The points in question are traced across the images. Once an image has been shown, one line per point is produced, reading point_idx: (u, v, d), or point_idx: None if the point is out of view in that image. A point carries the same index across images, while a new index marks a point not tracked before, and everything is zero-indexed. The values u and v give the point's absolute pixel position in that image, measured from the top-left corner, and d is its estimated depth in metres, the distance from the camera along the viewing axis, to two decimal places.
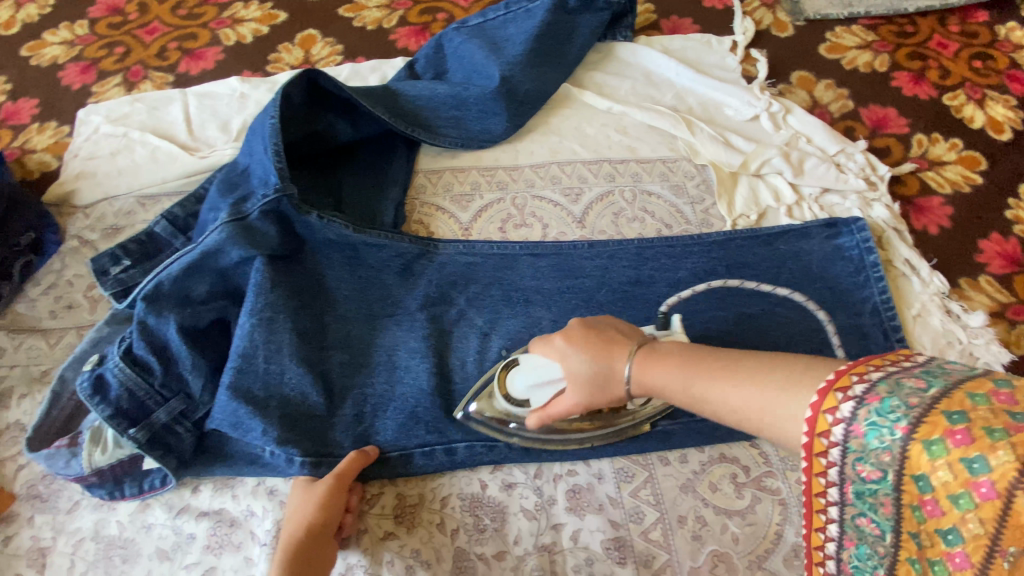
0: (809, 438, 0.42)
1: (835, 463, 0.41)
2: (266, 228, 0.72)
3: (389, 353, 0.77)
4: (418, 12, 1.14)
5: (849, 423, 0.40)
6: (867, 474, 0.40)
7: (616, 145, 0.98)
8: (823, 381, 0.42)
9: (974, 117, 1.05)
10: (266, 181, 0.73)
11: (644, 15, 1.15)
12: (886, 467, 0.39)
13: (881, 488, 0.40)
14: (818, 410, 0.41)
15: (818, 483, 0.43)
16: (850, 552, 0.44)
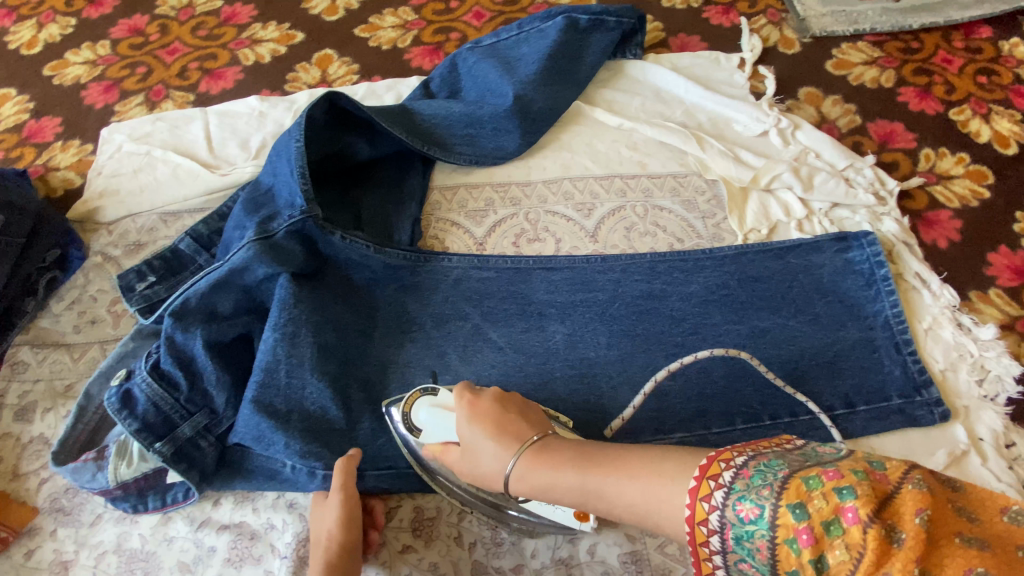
0: (691, 526, 0.45)
1: (721, 511, 0.43)
2: (291, 247, 0.75)
3: (402, 371, 0.80)
4: (432, 32, 1.17)
5: (730, 486, 0.44)
6: (748, 515, 0.42)
7: (627, 161, 1.01)
8: (699, 468, 0.47)
9: (980, 132, 1.07)
10: (292, 203, 0.76)
11: (653, 33, 1.18)
12: (764, 505, 0.41)
13: (757, 531, 0.41)
14: (709, 472, 0.46)
15: (701, 537, 0.45)
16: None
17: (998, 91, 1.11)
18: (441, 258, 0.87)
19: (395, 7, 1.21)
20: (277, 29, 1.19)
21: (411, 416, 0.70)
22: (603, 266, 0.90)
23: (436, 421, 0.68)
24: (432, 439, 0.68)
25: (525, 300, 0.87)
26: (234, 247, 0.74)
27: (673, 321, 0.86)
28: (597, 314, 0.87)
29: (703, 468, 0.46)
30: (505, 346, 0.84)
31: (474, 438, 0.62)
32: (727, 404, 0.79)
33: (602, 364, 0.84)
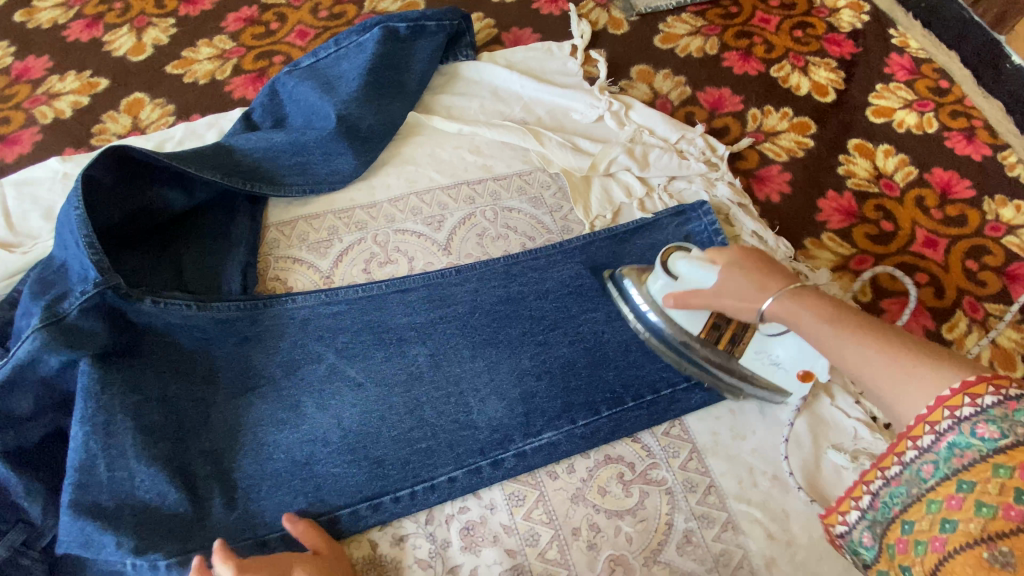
0: (916, 418, 0.47)
1: (952, 423, 0.45)
2: (91, 326, 0.68)
3: (253, 432, 0.75)
4: (253, 59, 1.12)
5: (986, 408, 0.43)
6: (982, 433, 0.43)
7: (471, 166, 0.99)
8: (959, 380, 0.45)
9: (800, 84, 1.11)
10: (85, 276, 0.69)
11: (485, 31, 1.17)
12: (1008, 434, 0.42)
13: (978, 445, 0.43)
14: (949, 401, 0.45)
15: (917, 430, 0.47)
16: (887, 491, 0.50)
17: (813, 42, 1.17)
18: (283, 299, 0.82)
19: (211, 37, 1.15)
20: (77, 78, 1.09)
21: (669, 265, 0.70)
22: (461, 276, 0.87)
23: (694, 269, 0.67)
24: (682, 287, 0.69)
25: (380, 327, 0.82)
26: (21, 337, 0.67)
27: (541, 322, 0.84)
28: (459, 328, 0.83)
29: (955, 387, 0.45)
30: (364, 381, 0.78)
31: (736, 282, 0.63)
32: (590, 394, 0.79)
33: (470, 378, 0.79)
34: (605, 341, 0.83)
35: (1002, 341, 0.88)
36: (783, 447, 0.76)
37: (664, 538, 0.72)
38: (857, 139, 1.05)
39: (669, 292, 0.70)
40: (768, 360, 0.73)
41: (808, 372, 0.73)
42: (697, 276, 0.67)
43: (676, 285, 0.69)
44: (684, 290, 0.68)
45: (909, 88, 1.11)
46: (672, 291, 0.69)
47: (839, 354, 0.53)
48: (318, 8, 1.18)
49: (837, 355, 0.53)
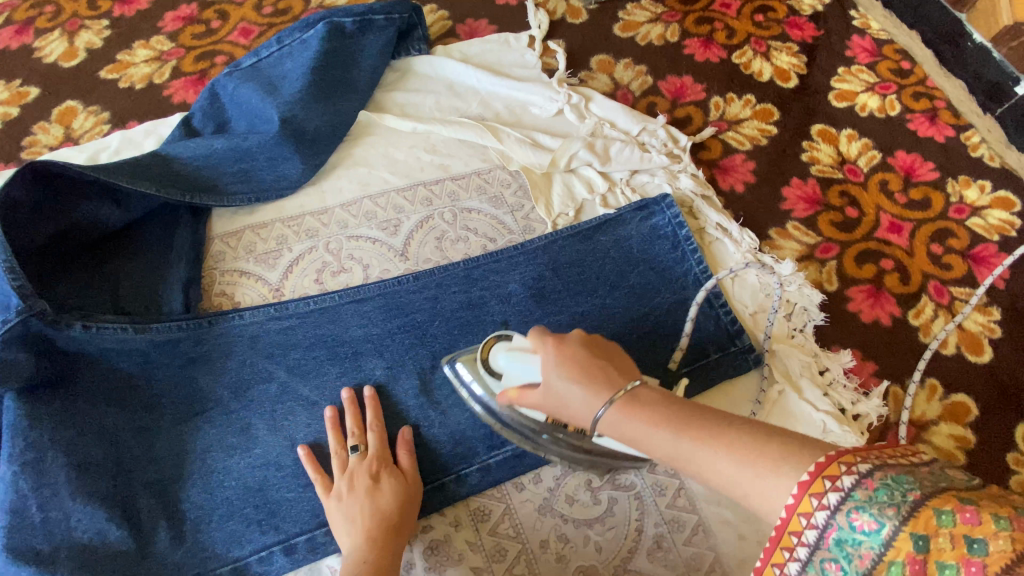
0: (788, 515, 0.40)
1: (827, 514, 0.39)
2: (15, 357, 0.65)
3: (202, 459, 0.71)
4: (193, 60, 1.06)
5: (850, 492, 0.39)
6: (861, 525, 0.38)
7: (427, 166, 0.95)
8: (813, 465, 0.40)
9: (762, 70, 1.09)
10: (6, 304, 0.65)
11: (439, 23, 1.13)
12: (886, 520, 0.37)
13: (866, 539, 0.38)
14: (812, 487, 0.39)
15: (797, 526, 0.40)
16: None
17: (774, 26, 1.15)
18: (230, 316, 0.78)
19: (147, 38, 1.09)
20: (4, 87, 1.03)
21: (493, 363, 0.65)
22: (419, 283, 0.83)
23: (514, 365, 0.61)
24: (512, 384, 0.61)
25: (333, 340, 0.78)
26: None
27: (503, 326, 0.81)
28: (417, 337, 0.79)
29: (807, 480, 0.40)
30: (318, 399, 0.75)
31: (551, 384, 0.54)
32: None
33: (430, 389, 0.76)
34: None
35: (968, 325, 0.87)
36: None
37: (634, 545, 0.70)
38: (821, 124, 1.04)
39: (506, 388, 0.62)
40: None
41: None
42: (524, 372, 0.60)
43: (510, 383, 0.62)
44: (517, 385, 0.60)
45: (871, 71, 1.09)
46: (508, 387, 0.62)
47: (693, 464, 0.45)
48: (262, 4, 1.12)
49: (693, 463, 0.45)
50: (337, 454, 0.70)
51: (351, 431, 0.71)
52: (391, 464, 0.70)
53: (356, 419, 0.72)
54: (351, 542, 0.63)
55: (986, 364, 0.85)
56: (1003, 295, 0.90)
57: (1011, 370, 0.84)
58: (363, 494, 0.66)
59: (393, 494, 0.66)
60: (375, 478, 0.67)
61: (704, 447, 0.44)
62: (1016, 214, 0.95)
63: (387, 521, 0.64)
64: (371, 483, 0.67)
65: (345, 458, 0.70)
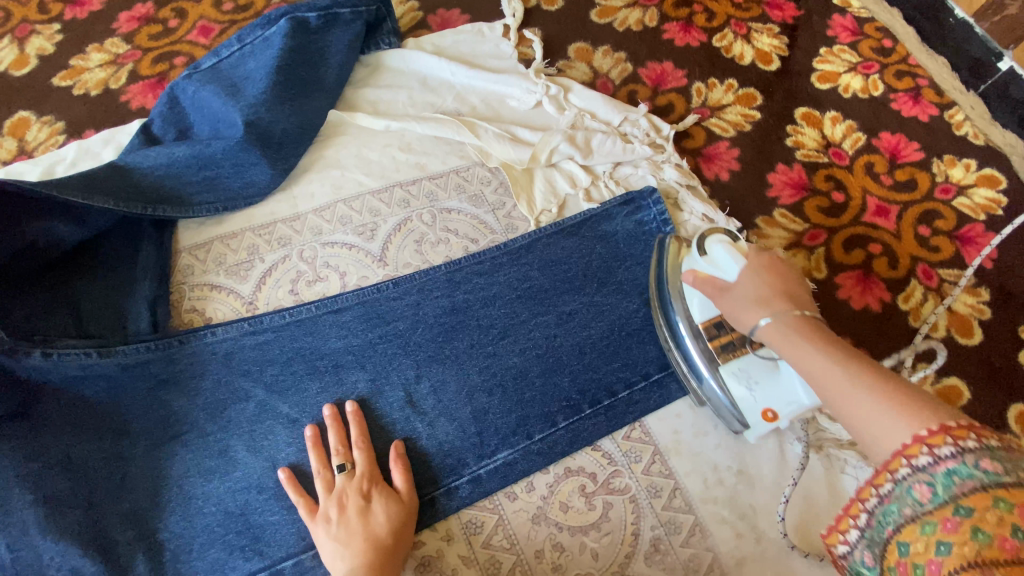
0: (912, 440, 0.42)
1: (954, 450, 0.40)
2: None
3: (179, 485, 0.68)
4: (151, 63, 1.00)
5: (987, 444, 0.39)
6: (984, 466, 0.38)
7: (403, 166, 0.91)
8: (933, 426, 0.42)
9: (743, 53, 1.07)
10: None
11: (410, 14, 1.08)
12: (1011, 473, 0.37)
13: (979, 476, 0.38)
14: (954, 430, 0.40)
15: (915, 450, 0.41)
16: (880, 509, 0.43)
17: (754, 7, 1.12)
18: (201, 334, 0.74)
19: (101, 41, 1.03)
20: None
21: (705, 242, 0.66)
22: (399, 289, 0.79)
23: (724, 257, 0.63)
24: (706, 268, 0.65)
25: (312, 353, 0.75)
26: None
27: (488, 328, 0.78)
28: (400, 347, 0.76)
29: (931, 429, 0.42)
30: (299, 416, 0.72)
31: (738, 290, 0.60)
32: (546, 405, 0.74)
33: (415, 400, 0.73)
34: (558, 347, 0.77)
35: (957, 307, 0.87)
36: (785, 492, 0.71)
37: (631, 550, 0.69)
38: (805, 107, 1.02)
39: (695, 269, 0.66)
40: (746, 379, 0.67)
41: (769, 411, 0.66)
42: (726, 266, 0.63)
43: (702, 264, 0.65)
44: (706, 272, 0.65)
45: (853, 50, 1.07)
46: (698, 270, 0.65)
47: (830, 384, 0.49)
48: None
49: (828, 391, 0.49)
50: (322, 475, 0.67)
51: (336, 451, 0.68)
52: (382, 484, 0.67)
53: (340, 439, 0.69)
54: (340, 564, 0.61)
55: (976, 346, 0.85)
56: (991, 275, 0.89)
57: (1000, 351, 0.84)
58: (353, 515, 0.64)
59: (386, 515, 0.64)
60: (366, 498, 0.65)
61: (851, 376, 0.48)
62: (1001, 192, 0.95)
63: (380, 542, 0.62)
64: (362, 503, 0.65)
65: (330, 480, 0.67)
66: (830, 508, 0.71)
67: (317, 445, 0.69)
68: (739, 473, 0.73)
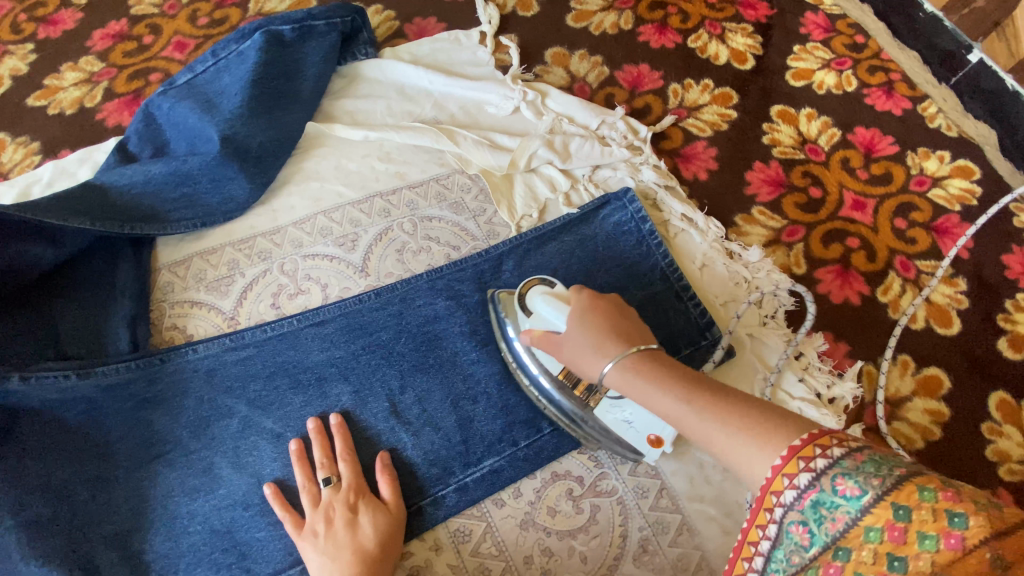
0: (774, 474, 0.44)
1: (811, 479, 0.42)
2: None
3: (163, 505, 0.68)
4: (126, 80, 1.00)
5: (838, 460, 0.42)
6: (843, 490, 0.41)
7: (382, 175, 0.91)
8: (795, 442, 0.44)
9: (718, 53, 1.08)
10: None
11: (386, 24, 1.09)
12: (867, 490, 0.40)
13: (844, 505, 0.41)
14: (802, 452, 0.43)
15: (780, 486, 0.43)
16: (771, 552, 0.45)
17: (728, 7, 1.13)
18: (182, 351, 0.74)
19: (76, 59, 1.02)
20: None
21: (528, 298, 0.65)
22: (382, 300, 0.79)
23: (550, 310, 0.61)
24: (539, 325, 0.63)
25: (294, 367, 0.75)
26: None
27: (472, 335, 0.78)
28: (384, 358, 0.76)
29: (795, 447, 0.44)
30: (283, 431, 0.72)
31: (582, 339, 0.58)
32: (532, 410, 0.74)
33: (400, 410, 0.73)
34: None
35: (935, 298, 0.88)
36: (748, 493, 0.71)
37: (619, 551, 0.69)
38: (780, 105, 1.03)
39: (529, 327, 0.64)
40: (619, 416, 0.65)
41: (656, 438, 0.66)
42: (553, 319, 0.61)
43: (534, 323, 0.64)
44: (537, 329, 0.63)
45: (827, 47, 1.09)
46: (530, 328, 0.64)
47: (699, 427, 0.49)
48: (197, 14, 1.07)
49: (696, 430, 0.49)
50: (308, 489, 0.67)
51: (321, 464, 0.68)
52: (369, 494, 0.67)
53: (325, 452, 0.69)
54: None
55: (955, 336, 0.86)
56: (967, 265, 0.90)
57: (979, 340, 0.85)
58: (340, 529, 0.63)
59: (374, 527, 0.64)
60: (353, 510, 0.65)
61: (711, 415, 0.48)
62: (976, 182, 0.96)
63: (369, 554, 0.62)
64: (349, 515, 0.65)
65: (316, 492, 0.67)
66: None
67: (302, 461, 0.69)
68: (724, 471, 0.73)
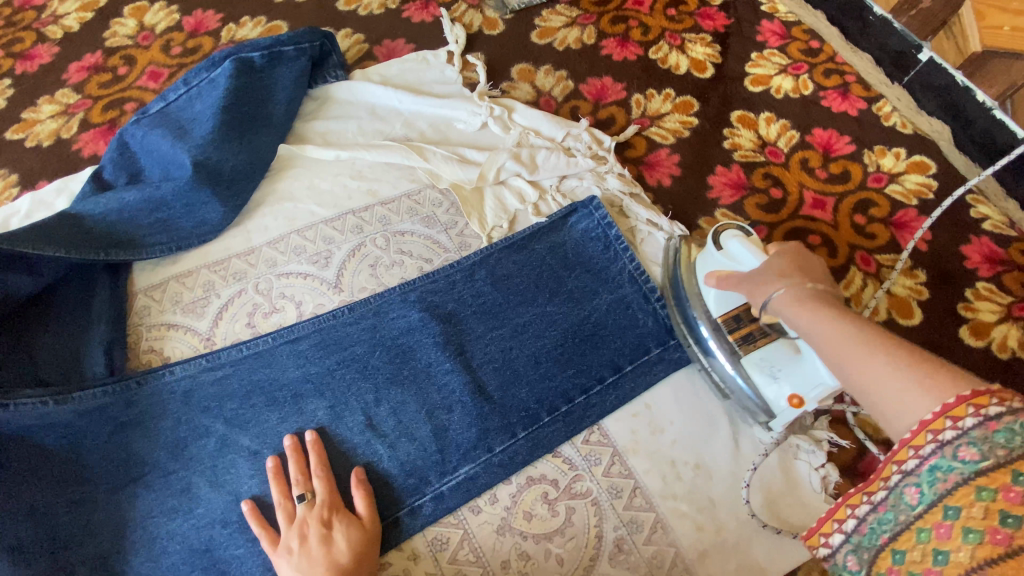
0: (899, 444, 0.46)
1: (935, 446, 0.44)
2: None
3: (142, 526, 0.69)
4: (102, 110, 1.02)
5: (970, 429, 0.42)
6: (963, 455, 0.42)
7: (355, 193, 0.94)
8: (943, 404, 0.44)
9: (679, 63, 1.12)
10: None
11: (356, 47, 1.12)
12: (989, 457, 0.41)
13: (959, 469, 0.42)
14: (932, 424, 0.44)
15: (902, 455, 0.46)
16: (874, 516, 0.49)
17: (687, 19, 1.17)
18: (159, 373, 0.75)
19: (52, 92, 1.04)
20: None
21: (721, 239, 0.72)
22: (357, 314, 0.81)
23: (743, 250, 0.68)
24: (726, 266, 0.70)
25: (270, 384, 0.76)
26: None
27: (444, 344, 0.79)
28: (359, 371, 0.77)
29: (947, 407, 0.44)
30: (260, 448, 0.73)
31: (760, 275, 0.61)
32: (506, 416, 0.76)
33: (376, 423, 0.75)
34: (515, 358, 0.79)
35: (896, 290, 0.91)
36: (744, 492, 0.72)
37: (595, 551, 0.70)
38: (740, 110, 1.06)
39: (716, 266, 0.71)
40: (767, 369, 0.69)
41: (795, 396, 0.66)
42: (744, 259, 0.67)
43: (721, 259, 0.71)
44: (728, 268, 0.70)
45: (783, 53, 1.13)
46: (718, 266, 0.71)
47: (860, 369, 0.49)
48: (171, 44, 1.10)
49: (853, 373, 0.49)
50: (283, 506, 0.68)
51: (296, 481, 0.69)
52: (343, 511, 0.68)
53: (300, 470, 0.70)
54: None
55: (915, 327, 0.88)
56: (926, 258, 0.93)
57: (940, 329, 0.88)
58: (314, 545, 0.64)
59: (347, 541, 0.65)
60: (327, 525, 0.66)
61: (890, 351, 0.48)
62: (931, 176, 0.99)
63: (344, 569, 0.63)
64: (322, 531, 0.65)
65: (292, 510, 0.68)
66: (783, 493, 0.74)
67: (279, 479, 0.70)
68: (696, 467, 0.75)
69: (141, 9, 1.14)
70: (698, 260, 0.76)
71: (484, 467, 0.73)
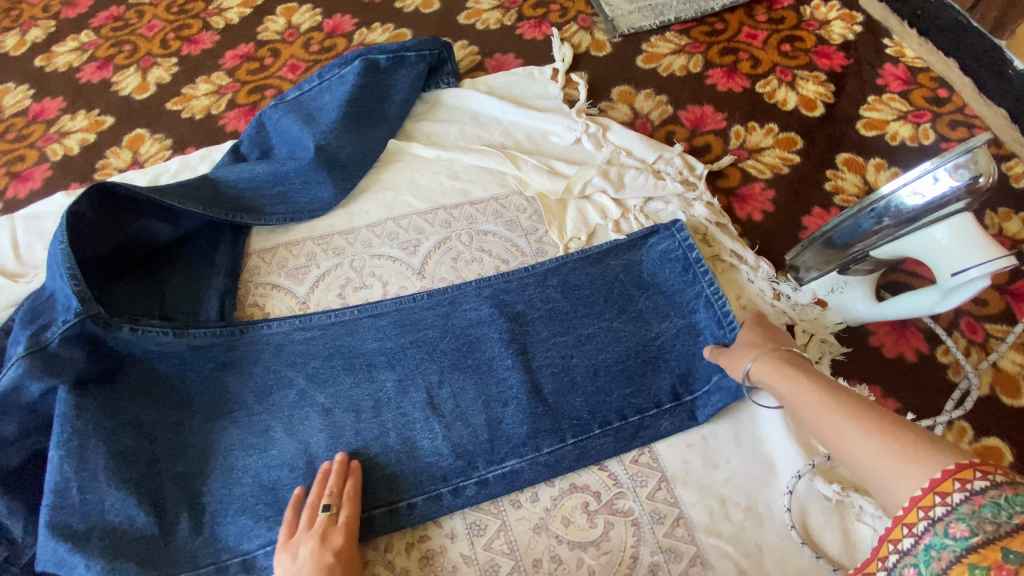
0: None
1: None
2: (72, 354, 0.72)
3: (224, 456, 0.77)
4: (247, 93, 1.17)
5: None
6: None
7: (448, 191, 1.00)
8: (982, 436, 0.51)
9: (787, 99, 1.09)
10: (67, 306, 0.73)
11: (469, 58, 1.20)
12: (978, 533, 0.40)
13: None
14: None
15: None
16: None
17: (801, 56, 1.15)
18: (259, 326, 0.84)
19: (209, 73, 1.21)
20: (86, 117, 1.16)
21: (966, 230, 0.69)
22: (434, 301, 0.85)
23: (969, 253, 0.68)
24: (939, 250, 0.70)
25: (348, 354, 0.82)
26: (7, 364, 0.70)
27: (510, 340, 0.81)
28: (427, 353, 0.82)
29: None
30: (332, 407, 0.79)
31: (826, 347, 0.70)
32: (557, 420, 0.77)
33: (436, 402, 0.78)
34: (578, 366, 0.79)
35: (1003, 364, 0.82)
36: (793, 531, 0.70)
37: (628, 571, 0.70)
38: (847, 153, 1.02)
39: (935, 243, 0.70)
40: (834, 282, 0.83)
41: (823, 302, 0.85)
42: (962, 254, 0.69)
43: (945, 241, 0.70)
44: (940, 252, 0.70)
45: (904, 99, 1.07)
46: (934, 244, 0.70)
47: None
48: (311, 42, 1.24)
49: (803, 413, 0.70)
50: (313, 508, 0.70)
51: (326, 491, 0.71)
52: (354, 535, 0.70)
53: (337, 484, 0.72)
54: None
55: (1021, 409, 0.79)
56: None
57: None
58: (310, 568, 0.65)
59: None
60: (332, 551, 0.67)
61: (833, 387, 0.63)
62: None
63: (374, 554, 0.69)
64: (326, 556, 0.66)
65: (315, 517, 0.70)
66: (841, 559, 0.69)
67: (319, 483, 0.72)
68: (746, 511, 0.72)
69: (291, 9, 1.30)
70: (964, 243, 0.68)
71: (533, 467, 0.75)
